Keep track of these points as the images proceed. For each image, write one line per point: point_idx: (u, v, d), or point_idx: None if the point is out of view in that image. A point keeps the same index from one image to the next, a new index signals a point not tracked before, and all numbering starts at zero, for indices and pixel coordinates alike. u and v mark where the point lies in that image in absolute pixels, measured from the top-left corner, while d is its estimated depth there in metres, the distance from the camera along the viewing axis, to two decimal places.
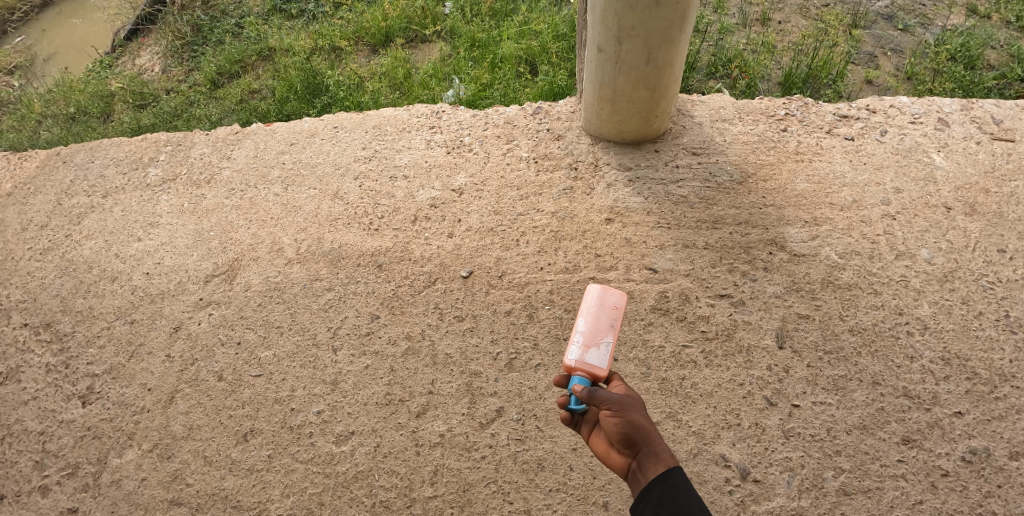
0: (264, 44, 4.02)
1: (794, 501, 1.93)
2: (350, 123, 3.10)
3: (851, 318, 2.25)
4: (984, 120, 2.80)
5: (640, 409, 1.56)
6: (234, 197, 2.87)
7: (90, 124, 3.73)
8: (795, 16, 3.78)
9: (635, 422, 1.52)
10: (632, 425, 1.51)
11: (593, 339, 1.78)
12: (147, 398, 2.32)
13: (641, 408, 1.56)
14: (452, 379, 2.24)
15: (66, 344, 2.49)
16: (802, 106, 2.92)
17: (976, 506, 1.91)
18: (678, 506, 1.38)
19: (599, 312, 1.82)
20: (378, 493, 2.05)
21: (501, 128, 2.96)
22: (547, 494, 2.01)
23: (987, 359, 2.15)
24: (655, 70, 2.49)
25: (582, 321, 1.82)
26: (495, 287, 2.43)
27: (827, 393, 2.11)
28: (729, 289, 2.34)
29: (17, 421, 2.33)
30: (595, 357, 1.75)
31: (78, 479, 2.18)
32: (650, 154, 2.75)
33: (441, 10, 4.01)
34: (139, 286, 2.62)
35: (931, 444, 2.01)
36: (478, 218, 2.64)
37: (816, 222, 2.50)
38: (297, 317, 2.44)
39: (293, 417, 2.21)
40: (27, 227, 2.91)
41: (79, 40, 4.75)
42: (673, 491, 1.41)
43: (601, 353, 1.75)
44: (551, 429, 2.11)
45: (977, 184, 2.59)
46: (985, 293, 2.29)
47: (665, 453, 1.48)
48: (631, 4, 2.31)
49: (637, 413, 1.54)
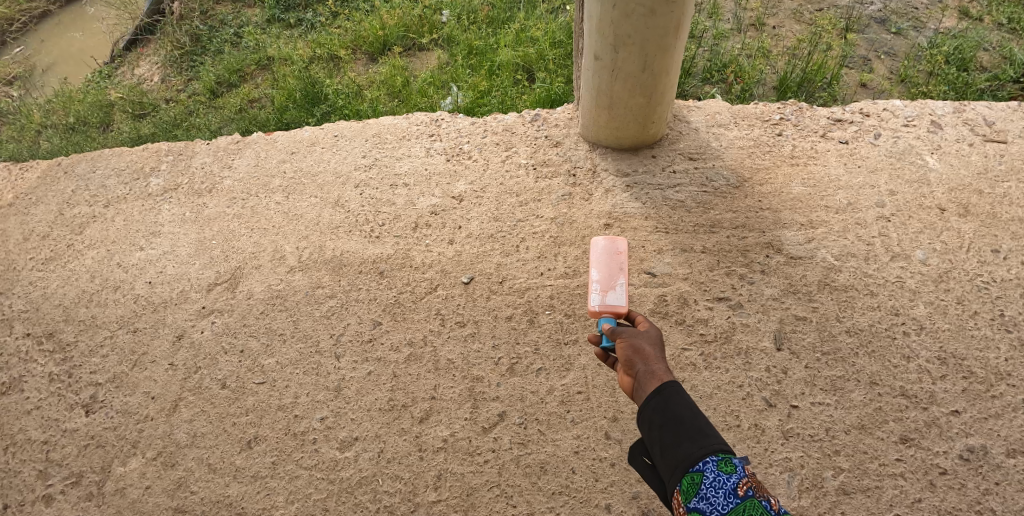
0: (264, 53, 4.05)
1: (795, 500, 1.95)
2: (350, 131, 3.12)
3: (848, 319, 2.28)
4: (976, 122, 2.84)
5: (652, 340, 1.61)
6: (235, 206, 2.89)
7: (90, 135, 3.76)
8: (789, 21, 3.82)
9: (639, 348, 1.58)
10: (634, 348, 1.58)
11: (609, 284, 2.16)
12: (150, 406, 2.33)
13: (654, 340, 1.61)
14: (454, 384, 2.26)
15: (69, 354, 2.51)
16: (797, 110, 2.95)
17: (975, 504, 1.93)
18: (670, 406, 1.38)
19: (609, 263, 2.22)
20: (382, 498, 2.07)
21: (500, 135, 2.99)
22: (550, 497, 2.02)
23: (984, 358, 2.18)
24: (651, 77, 2.53)
25: (597, 274, 2.21)
26: (495, 293, 2.46)
27: (826, 394, 2.14)
28: (727, 291, 2.37)
29: (21, 430, 2.35)
30: (614, 298, 2.11)
31: (82, 488, 2.20)
32: (648, 160, 2.79)
33: (439, 18, 4.04)
34: (142, 295, 2.64)
35: (929, 442, 2.04)
36: (478, 224, 2.67)
37: (812, 224, 2.53)
38: (299, 324, 2.46)
39: (296, 424, 2.23)
40: (29, 237, 2.93)
41: (78, 51, 4.79)
42: (663, 396, 1.41)
43: (618, 293, 2.12)
44: (553, 433, 2.13)
45: (970, 185, 2.62)
46: (980, 293, 2.32)
47: (663, 371, 1.50)
48: (627, 12, 2.35)
49: (647, 342, 1.60)
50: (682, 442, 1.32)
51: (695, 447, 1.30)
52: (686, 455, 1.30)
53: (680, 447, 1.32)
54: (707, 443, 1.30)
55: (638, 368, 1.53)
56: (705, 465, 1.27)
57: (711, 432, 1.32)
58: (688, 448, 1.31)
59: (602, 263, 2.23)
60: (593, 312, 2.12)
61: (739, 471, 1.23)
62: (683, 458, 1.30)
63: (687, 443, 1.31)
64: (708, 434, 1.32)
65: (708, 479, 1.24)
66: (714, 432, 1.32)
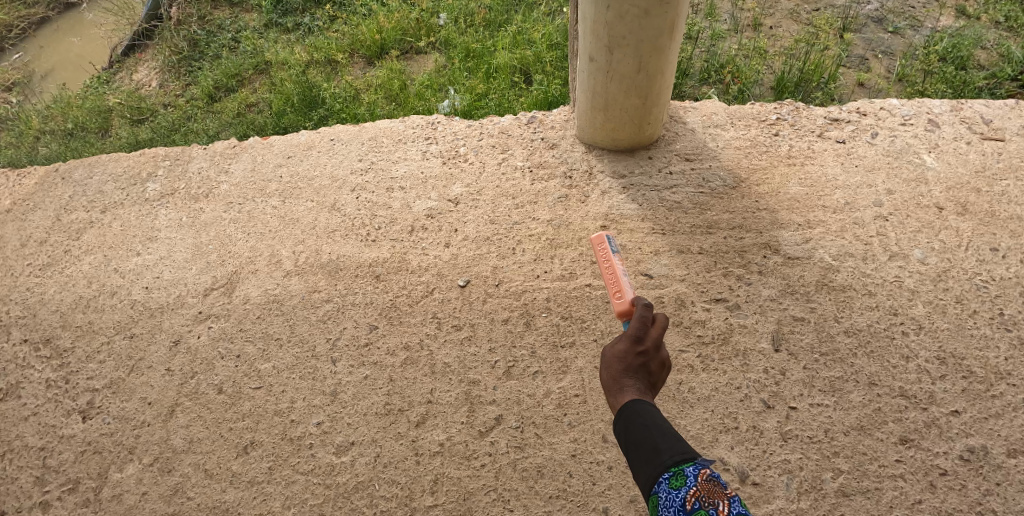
0: (261, 58, 4.05)
1: (794, 503, 1.94)
2: (347, 135, 3.12)
3: (846, 319, 2.27)
4: (973, 121, 2.83)
5: (609, 359, 1.58)
6: (232, 210, 2.89)
7: (88, 140, 3.77)
8: (786, 22, 3.82)
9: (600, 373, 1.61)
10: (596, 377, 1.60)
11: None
12: (147, 412, 2.33)
13: (609, 358, 1.58)
14: (451, 388, 2.25)
15: (66, 360, 2.50)
16: (793, 110, 2.95)
17: (976, 505, 1.91)
18: (628, 434, 1.39)
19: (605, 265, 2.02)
20: (378, 503, 2.05)
21: (496, 138, 2.98)
22: (547, 501, 2.01)
23: (983, 357, 2.17)
24: (646, 78, 2.52)
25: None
26: (492, 296, 2.45)
27: (824, 395, 2.12)
28: (724, 293, 2.36)
29: (18, 437, 2.34)
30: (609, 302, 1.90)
31: (79, 494, 2.19)
32: (644, 161, 2.78)
33: (436, 21, 4.04)
34: (138, 300, 2.63)
35: (929, 443, 2.02)
36: (475, 227, 2.66)
37: (810, 225, 2.52)
38: (295, 328, 2.45)
39: (292, 428, 2.22)
40: (26, 243, 2.93)
41: (77, 57, 4.79)
42: (623, 421, 1.43)
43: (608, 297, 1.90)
44: (550, 436, 2.12)
45: (968, 183, 2.61)
46: (979, 292, 2.31)
47: (615, 398, 1.52)
48: (621, 13, 2.34)
49: (604, 364, 1.59)
50: (642, 465, 1.32)
51: (650, 468, 1.29)
52: (645, 478, 1.30)
53: (640, 470, 1.32)
54: (660, 461, 1.29)
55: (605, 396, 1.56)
56: (659, 486, 1.25)
57: (663, 446, 1.30)
58: (645, 471, 1.30)
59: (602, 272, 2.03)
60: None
61: (687, 483, 1.21)
62: (642, 484, 1.30)
63: (643, 467, 1.31)
64: (660, 450, 1.30)
65: (663, 499, 1.23)
66: (666, 447, 1.30)
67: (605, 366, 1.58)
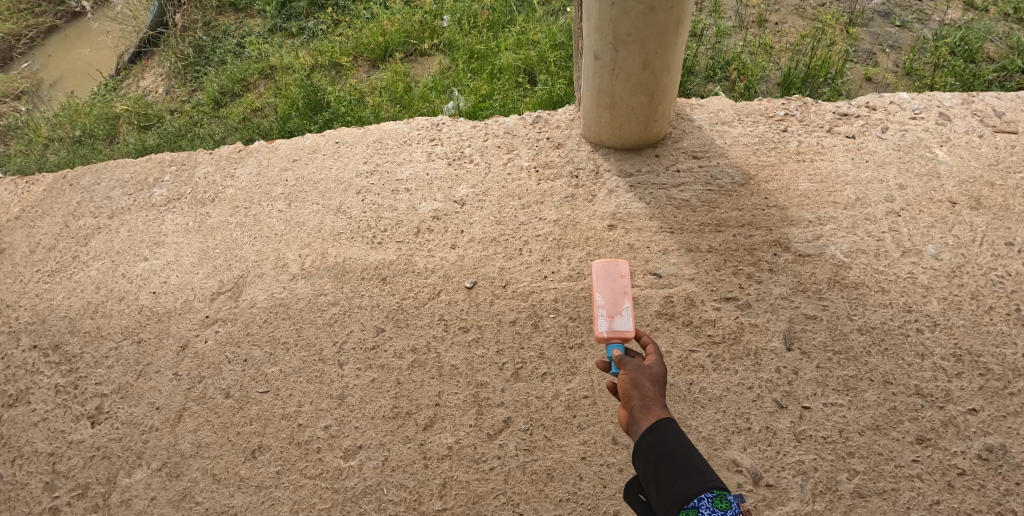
0: (265, 62, 4.04)
1: (809, 504, 1.91)
2: (351, 138, 3.11)
3: (860, 317, 2.23)
4: (985, 113, 2.78)
5: (652, 375, 1.58)
6: (238, 214, 2.88)
7: (96, 147, 3.79)
8: (792, 17, 3.77)
9: (638, 382, 1.56)
10: (633, 382, 1.56)
11: (615, 308, 2.01)
12: (155, 417, 2.32)
13: (655, 375, 1.59)
14: (459, 391, 2.23)
15: (75, 365, 2.50)
16: (801, 106, 2.91)
17: (995, 505, 1.88)
18: (666, 446, 1.37)
19: (611, 284, 2.06)
20: (387, 506, 2.04)
21: (501, 138, 2.97)
22: (557, 504, 1.98)
23: (1000, 355, 2.12)
24: (652, 76, 2.49)
25: (601, 298, 2.05)
26: (499, 297, 2.43)
27: (838, 394, 2.08)
28: (735, 291, 2.33)
29: (28, 442, 2.34)
30: (621, 322, 1.97)
31: (88, 500, 2.19)
32: (651, 159, 2.75)
33: (440, 24, 4.02)
34: (146, 305, 2.63)
35: (946, 442, 1.98)
36: (481, 228, 2.65)
37: (820, 221, 2.48)
38: (302, 332, 2.44)
39: (300, 433, 2.21)
40: (36, 249, 2.94)
41: (84, 64, 4.82)
42: (655, 433, 1.41)
43: (625, 318, 1.97)
44: (560, 438, 2.10)
45: (982, 177, 2.57)
46: (995, 287, 2.26)
47: (663, 409, 1.49)
48: (626, 10, 2.30)
49: (646, 376, 1.58)
50: (676, 479, 1.31)
51: (691, 483, 1.28)
52: (679, 492, 1.29)
53: (675, 483, 1.30)
54: (702, 480, 1.29)
55: (635, 403, 1.52)
56: (700, 502, 1.25)
57: (706, 468, 1.31)
58: (683, 485, 1.29)
59: (605, 284, 2.06)
60: (600, 339, 1.99)
61: (734, 507, 1.21)
62: (677, 495, 1.29)
63: (680, 480, 1.30)
64: (703, 470, 1.30)
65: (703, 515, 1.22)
66: (709, 470, 1.30)
67: (653, 380, 1.57)
